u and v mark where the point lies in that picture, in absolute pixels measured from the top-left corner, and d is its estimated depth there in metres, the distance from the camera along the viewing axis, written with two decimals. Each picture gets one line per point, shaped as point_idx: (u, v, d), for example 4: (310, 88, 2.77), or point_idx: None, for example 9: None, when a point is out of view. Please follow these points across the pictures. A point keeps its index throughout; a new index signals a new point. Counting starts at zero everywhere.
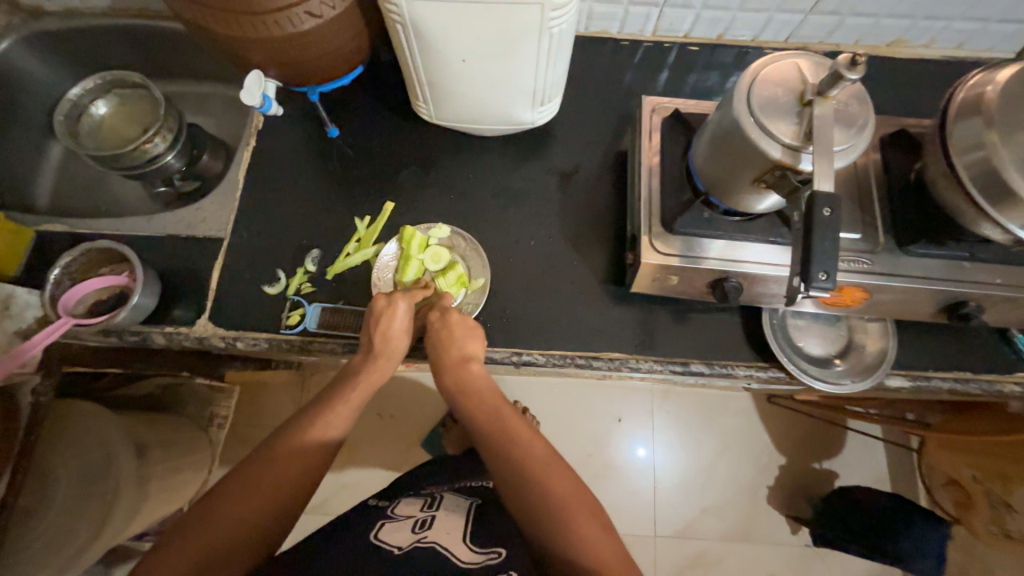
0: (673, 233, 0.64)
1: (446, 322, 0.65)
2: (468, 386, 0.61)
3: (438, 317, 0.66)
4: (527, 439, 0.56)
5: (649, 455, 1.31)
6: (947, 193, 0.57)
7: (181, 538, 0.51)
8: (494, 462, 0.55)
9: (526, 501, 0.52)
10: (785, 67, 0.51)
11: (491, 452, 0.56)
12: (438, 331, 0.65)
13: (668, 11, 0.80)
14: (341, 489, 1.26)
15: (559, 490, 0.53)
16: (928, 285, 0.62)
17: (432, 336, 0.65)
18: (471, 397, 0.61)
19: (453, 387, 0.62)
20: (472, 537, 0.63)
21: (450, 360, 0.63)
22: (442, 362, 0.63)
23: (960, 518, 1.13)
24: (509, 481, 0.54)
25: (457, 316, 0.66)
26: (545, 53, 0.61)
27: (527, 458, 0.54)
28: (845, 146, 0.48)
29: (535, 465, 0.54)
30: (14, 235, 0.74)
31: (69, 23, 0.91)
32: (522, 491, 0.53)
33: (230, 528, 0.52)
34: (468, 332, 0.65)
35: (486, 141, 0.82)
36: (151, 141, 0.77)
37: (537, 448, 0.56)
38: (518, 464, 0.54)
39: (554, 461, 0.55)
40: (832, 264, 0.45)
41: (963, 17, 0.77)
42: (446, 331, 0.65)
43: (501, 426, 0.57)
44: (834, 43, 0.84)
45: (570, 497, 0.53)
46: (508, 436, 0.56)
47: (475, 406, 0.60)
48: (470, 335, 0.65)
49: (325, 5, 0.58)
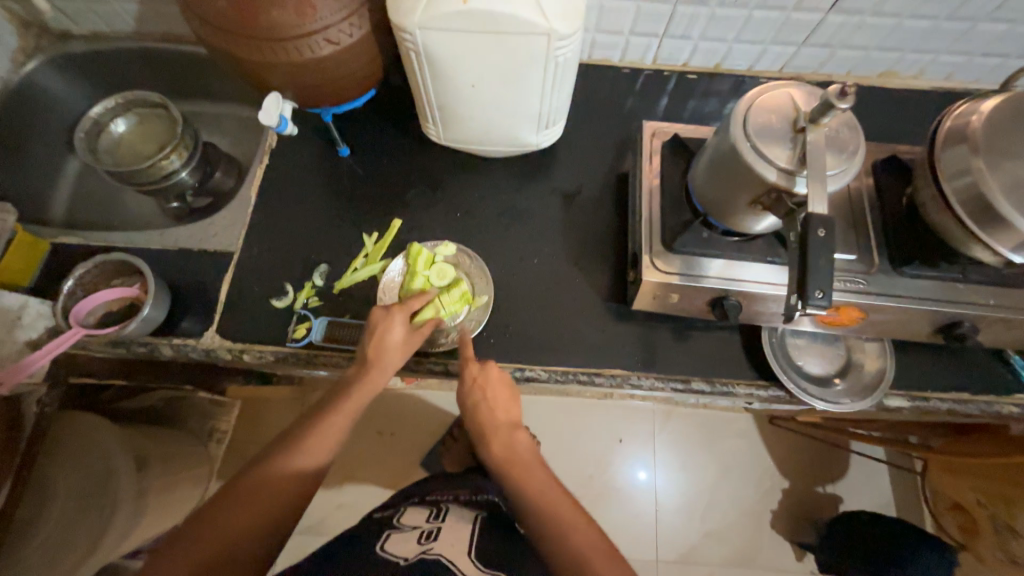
0: (674, 252, 0.66)
1: (488, 379, 0.64)
2: (516, 456, 0.63)
3: (479, 370, 0.65)
4: (578, 522, 0.58)
5: (650, 477, 1.30)
6: (938, 216, 0.59)
7: (176, 552, 0.51)
8: (547, 543, 0.57)
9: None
10: (779, 95, 0.54)
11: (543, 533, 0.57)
12: (479, 391, 0.64)
13: (667, 41, 0.83)
14: (338, 507, 1.25)
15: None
16: (924, 305, 0.63)
17: (473, 397, 0.65)
18: (519, 468, 0.62)
19: (500, 455, 0.63)
20: (479, 558, 0.62)
21: (498, 427, 0.64)
22: (488, 429, 0.64)
23: (967, 545, 1.11)
24: (562, 563, 0.55)
25: (498, 373, 0.65)
26: (551, 79, 0.64)
27: (580, 542, 0.56)
28: (837, 171, 0.50)
29: (588, 552, 0.55)
30: (31, 246, 0.76)
31: (94, 46, 0.95)
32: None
33: (224, 542, 0.52)
34: (510, 397, 0.66)
35: (492, 162, 0.84)
36: (168, 157, 0.79)
37: (588, 532, 0.57)
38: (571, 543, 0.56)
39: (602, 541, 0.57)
40: (827, 283, 0.47)
41: (948, 50, 0.80)
42: (489, 393, 0.64)
43: (552, 504, 0.59)
44: (827, 73, 0.88)
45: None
46: (559, 515, 0.58)
47: (524, 478, 0.61)
48: (512, 400, 0.66)
49: (343, 32, 0.62)
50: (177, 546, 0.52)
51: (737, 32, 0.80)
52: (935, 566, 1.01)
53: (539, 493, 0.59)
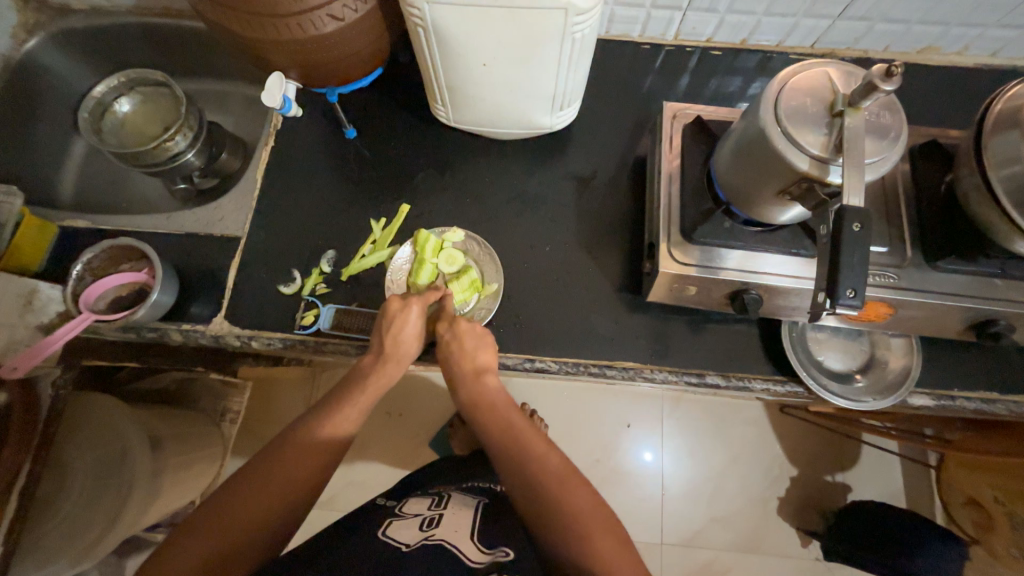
0: (692, 242, 0.63)
1: (456, 332, 0.64)
2: (483, 399, 0.61)
3: (449, 328, 0.64)
4: (544, 455, 0.56)
5: (657, 459, 1.30)
6: (980, 208, 0.55)
7: (190, 540, 0.51)
8: (513, 477, 0.56)
9: (544, 513, 0.53)
10: (815, 76, 0.50)
11: (508, 469, 0.56)
12: (448, 341, 0.64)
13: (691, 15, 0.78)
14: (348, 485, 1.27)
15: (580, 506, 0.53)
16: (956, 302, 0.60)
17: (442, 347, 0.64)
18: (486, 412, 0.61)
19: (467, 401, 0.62)
20: (479, 535, 0.62)
21: (464, 373, 0.62)
22: (457, 375, 0.63)
23: (979, 539, 1.09)
24: (528, 495, 0.54)
25: (466, 324, 0.64)
26: (567, 56, 0.60)
27: (545, 475, 0.55)
28: (876, 159, 0.46)
29: (554, 487, 0.54)
30: (39, 230, 0.75)
31: (94, 21, 0.92)
32: (542, 506, 0.53)
33: (238, 529, 0.52)
34: (479, 341, 0.64)
35: (503, 144, 0.81)
36: (173, 138, 0.78)
37: (555, 464, 0.56)
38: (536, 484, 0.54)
39: (572, 480, 0.55)
40: (861, 282, 0.44)
41: (998, 24, 0.74)
42: (456, 341, 0.64)
43: (518, 442, 0.57)
44: (862, 49, 0.82)
45: (590, 514, 0.52)
46: (525, 451, 0.57)
47: (490, 419, 0.60)
48: (481, 346, 0.64)
49: (347, 7, 0.58)
50: (188, 536, 0.51)
51: (768, 4, 0.74)
52: (945, 558, 1.00)
53: (504, 438, 0.58)
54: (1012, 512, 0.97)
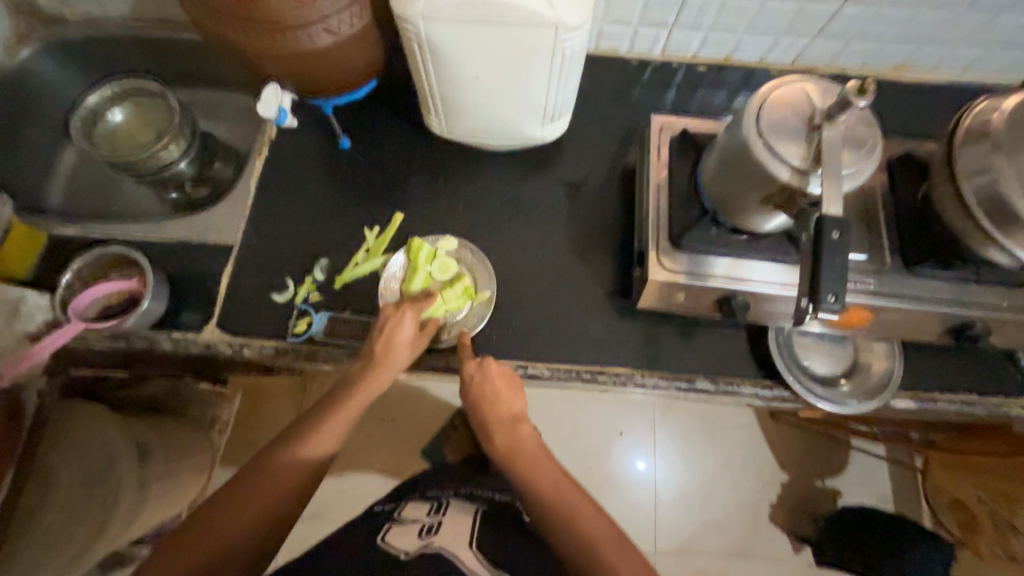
0: (680, 249, 0.65)
1: (487, 375, 0.65)
2: (521, 449, 0.63)
3: (477, 368, 0.65)
4: (586, 513, 0.57)
5: (649, 466, 1.31)
6: (954, 217, 0.57)
7: (179, 546, 0.51)
8: (555, 534, 0.56)
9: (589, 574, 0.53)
10: (794, 91, 0.52)
11: (550, 524, 0.57)
12: (478, 384, 0.65)
13: (676, 31, 0.81)
14: (339, 496, 1.26)
15: (623, 566, 0.53)
16: (934, 307, 0.62)
17: (473, 392, 0.65)
18: (524, 461, 0.62)
19: (504, 450, 0.64)
20: (478, 545, 0.61)
21: (501, 421, 0.65)
22: (494, 423, 0.65)
23: (966, 542, 1.11)
24: (571, 554, 0.55)
25: (496, 365, 0.66)
26: (557, 71, 0.62)
27: (588, 531, 0.55)
28: (852, 170, 0.48)
29: (599, 540, 0.55)
30: (28, 237, 0.75)
31: (88, 30, 0.93)
32: (587, 567, 0.53)
33: (227, 536, 0.52)
34: (511, 387, 0.66)
35: (496, 154, 0.82)
36: (165, 147, 0.78)
37: (596, 522, 0.56)
38: (583, 537, 0.55)
39: (617, 534, 0.56)
40: (841, 287, 0.46)
41: (968, 42, 0.78)
42: (488, 385, 0.65)
43: (558, 497, 0.58)
44: (841, 64, 0.85)
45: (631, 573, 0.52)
46: (566, 506, 0.57)
47: (528, 468, 0.61)
48: (514, 392, 0.66)
49: (343, 24, 0.60)
50: (178, 542, 0.51)
51: (750, 22, 0.77)
52: (932, 560, 1.01)
53: (546, 488, 0.59)
54: (996, 513, 0.99)
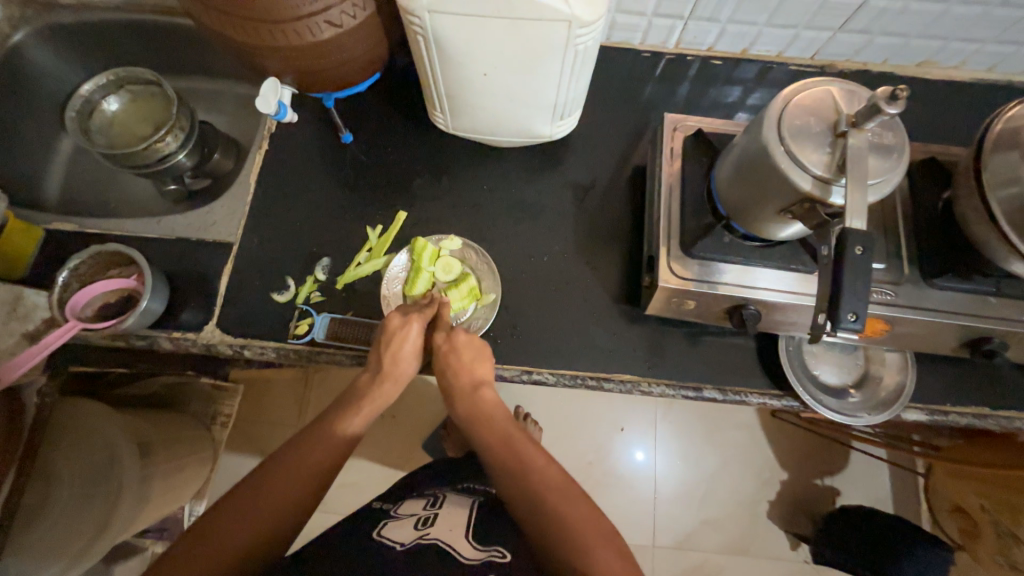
0: (692, 256, 0.63)
1: (453, 344, 0.64)
2: (481, 412, 0.61)
3: (445, 339, 0.65)
4: (542, 469, 0.56)
5: (649, 459, 1.31)
6: (978, 229, 0.55)
7: (181, 561, 0.50)
8: (512, 492, 0.55)
9: (542, 527, 0.51)
10: (819, 95, 0.49)
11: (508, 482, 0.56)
12: (447, 354, 0.64)
13: (692, 24, 0.78)
14: (340, 488, 1.26)
15: (578, 520, 0.51)
16: (951, 320, 0.60)
17: (440, 360, 0.64)
18: (484, 426, 0.60)
19: (465, 413, 0.62)
20: (474, 533, 0.62)
21: (461, 387, 0.62)
22: (454, 388, 0.63)
23: (964, 546, 1.11)
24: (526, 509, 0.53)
25: (464, 337, 0.65)
26: (569, 68, 0.59)
27: (543, 487, 0.54)
28: (878, 180, 0.46)
29: (551, 496, 0.53)
30: (23, 233, 0.73)
31: (82, 16, 0.90)
32: (540, 521, 0.52)
33: (228, 553, 0.50)
34: (477, 354, 0.64)
35: (503, 152, 0.80)
36: (163, 139, 0.75)
37: (552, 476, 0.55)
38: (535, 494, 0.54)
39: (572, 491, 0.54)
40: (861, 305, 0.44)
41: (996, 40, 0.74)
42: (454, 354, 0.64)
43: (516, 454, 0.57)
44: (862, 61, 0.82)
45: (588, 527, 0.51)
46: (522, 463, 0.56)
47: (486, 431, 0.60)
48: (479, 358, 0.64)
49: (345, 14, 0.57)
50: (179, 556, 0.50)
51: (770, 15, 0.74)
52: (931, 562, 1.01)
53: (503, 449, 0.58)
54: (997, 520, 0.99)
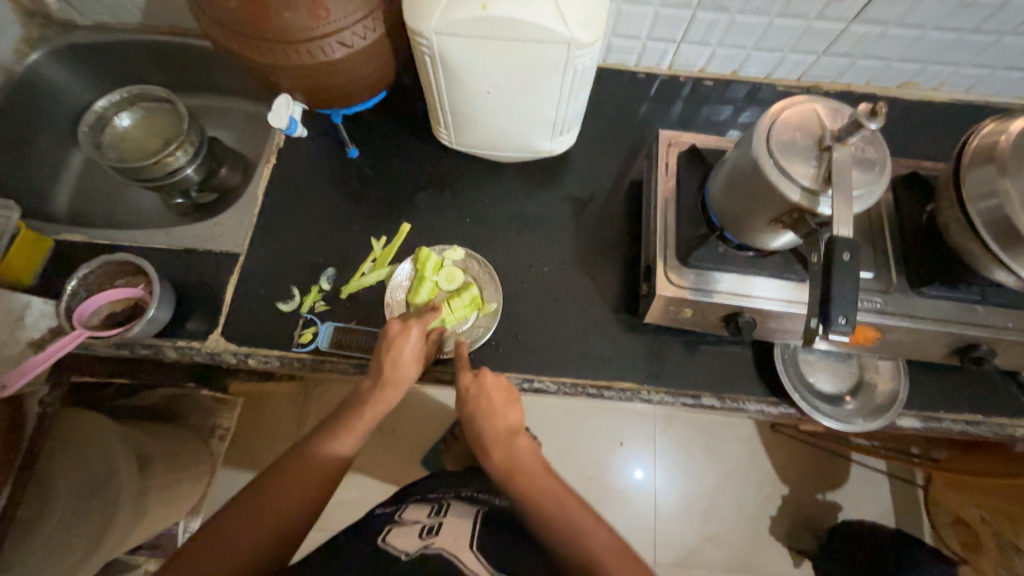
0: (688, 265, 0.65)
1: (486, 390, 0.64)
2: (519, 463, 0.61)
3: (473, 380, 0.64)
4: (591, 524, 0.56)
5: (648, 475, 1.30)
6: (960, 238, 0.57)
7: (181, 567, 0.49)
8: (561, 553, 0.55)
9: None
10: (804, 112, 0.52)
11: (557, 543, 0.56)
12: (476, 397, 0.64)
13: (684, 47, 0.82)
14: (337, 504, 1.25)
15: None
16: (940, 327, 0.62)
17: (470, 405, 0.64)
18: (525, 478, 0.60)
19: (503, 466, 0.62)
20: (478, 544, 0.61)
21: (496, 435, 0.63)
22: (490, 439, 0.63)
23: (967, 560, 1.10)
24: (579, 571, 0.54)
25: (494, 378, 0.65)
26: (569, 86, 0.62)
27: (596, 545, 0.54)
28: (863, 191, 0.49)
29: (605, 554, 0.54)
30: (34, 246, 0.75)
31: (98, 36, 0.93)
32: None
33: (226, 564, 0.50)
34: (508, 399, 0.65)
35: (503, 167, 0.83)
36: (173, 154, 0.78)
37: (606, 539, 0.55)
38: (588, 551, 0.54)
39: (622, 546, 0.55)
40: (851, 309, 0.46)
41: (971, 63, 0.79)
42: (487, 401, 0.64)
43: (564, 514, 0.57)
44: (845, 83, 0.86)
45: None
46: (570, 518, 0.57)
47: (529, 485, 0.60)
48: (511, 403, 0.65)
49: (356, 35, 0.60)
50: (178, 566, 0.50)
51: (757, 39, 0.78)
52: None
53: (549, 504, 0.58)
54: (998, 532, 0.99)
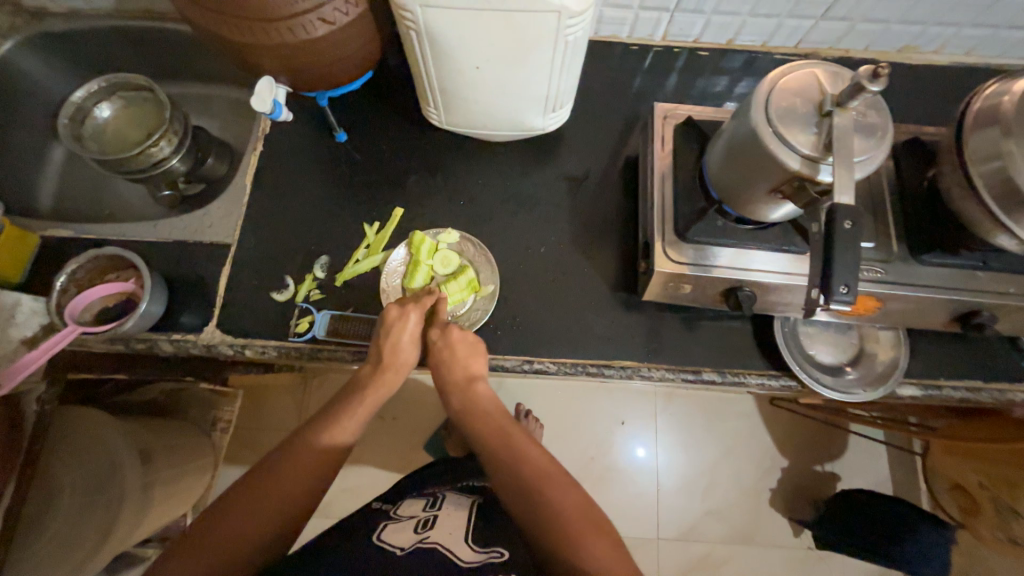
0: (686, 241, 0.64)
1: (448, 340, 0.64)
2: (474, 405, 0.61)
3: (440, 334, 0.65)
4: (536, 459, 0.55)
5: (650, 454, 1.32)
6: (962, 204, 0.56)
7: (184, 558, 0.50)
8: (503, 484, 0.55)
9: (527, 511, 0.52)
10: (803, 77, 0.51)
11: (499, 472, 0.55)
12: (442, 350, 0.64)
13: (678, 16, 0.79)
14: (343, 492, 1.26)
15: (566, 508, 0.51)
16: (941, 295, 0.62)
17: (433, 355, 0.64)
18: (478, 418, 0.60)
19: (459, 407, 0.61)
20: (472, 536, 0.62)
21: (455, 380, 0.62)
22: (448, 382, 0.63)
23: (965, 523, 1.12)
24: (515, 495, 0.53)
25: (460, 333, 0.64)
26: (560, 58, 0.60)
27: (537, 478, 0.54)
28: (863, 157, 0.47)
29: (546, 486, 0.53)
30: (19, 240, 0.73)
31: (71, 23, 0.89)
32: (534, 516, 0.52)
33: (224, 549, 0.50)
34: (471, 349, 0.64)
35: (496, 147, 0.81)
36: (157, 144, 0.75)
37: (547, 470, 0.54)
38: (528, 483, 0.53)
39: (567, 482, 0.54)
40: (853, 278, 0.45)
41: (973, 23, 0.77)
42: (449, 349, 0.64)
43: (509, 445, 0.57)
44: (844, 48, 0.84)
45: (573, 511, 0.51)
46: (515, 453, 0.56)
47: (481, 424, 0.59)
48: (475, 353, 0.64)
49: (338, 11, 0.58)
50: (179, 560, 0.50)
51: (753, 5, 0.76)
52: (932, 542, 1.02)
53: (497, 441, 0.57)
54: (995, 496, 1.00)
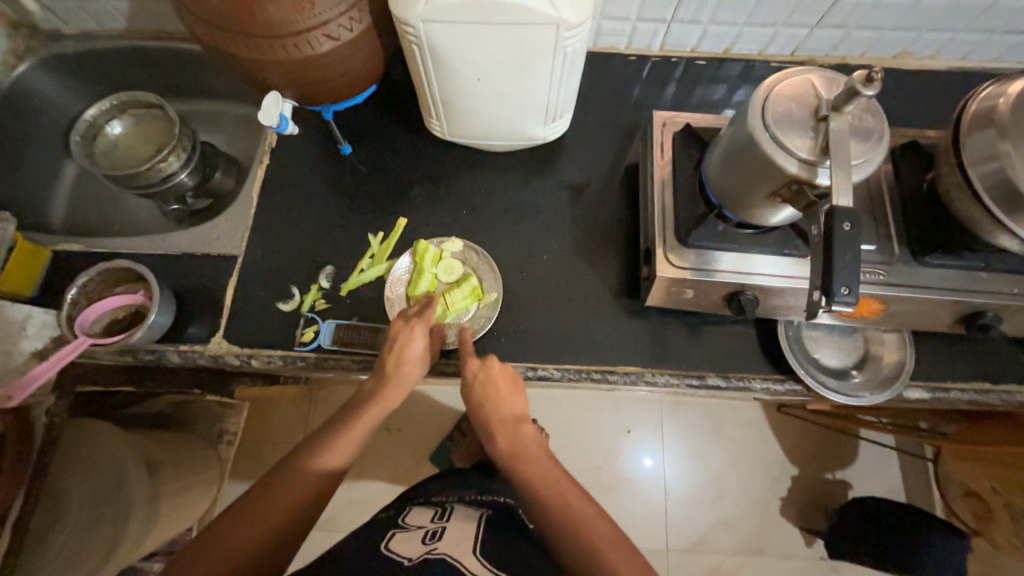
0: (688, 246, 0.65)
1: (488, 374, 0.63)
2: (521, 448, 0.62)
3: (480, 367, 0.64)
4: (586, 512, 0.56)
5: (657, 463, 1.30)
6: (962, 205, 0.57)
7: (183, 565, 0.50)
8: (554, 535, 0.55)
9: (582, 567, 0.52)
10: (798, 83, 0.51)
11: (554, 527, 0.55)
12: (483, 384, 0.63)
13: (675, 27, 0.81)
14: (348, 504, 1.25)
15: (620, 566, 0.52)
16: (945, 296, 0.62)
17: (475, 393, 0.64)
18: (526, 463, 0.61)
19: (505, 449, 0.62)
20: (481, 548, 0.61)
21: (501, 421, 0.63)
22: (493, 422, 0.63)
23: (980, 531, 1.10)
24: (568, 548, 0.54)
25: (500, 366, 0.64)
26: (559, 69, 0.62)
27: (589, 533, 0.54)
28: (860, 160, 0.48)
29: (598, 541, 0.53)
30: (31, 255, 0.74)
31: (86, 45, 0.92)
32: (588, 572, 0.52)
33: (224, 559, 0.50)
34: (512, 387, 0.64)
35: (498, 156, 0.82)
36: (166, 159, 0.77)
37: (599, 524, 0.55)
38: (580, 537, 0.54)
39: (616, 536, 0.54)
40: (853, 278, 0.45)
41: (967, 29, 0.78)
42: (492, 386, 0.63)
43: (563, 498, 0.57)
44: (839, 55, 0.85)
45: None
46: (567, 505, 0.56)
47: (529, 468, 0.60)
48: (517, 393, 0.65)
49: (342, 27, 0.59)
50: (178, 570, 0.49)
51: (748, 15, 0.77)
52: (946, 549, 1.00)
53: (546, 488, 0.58)
54: (1009, 501, 0.99)
